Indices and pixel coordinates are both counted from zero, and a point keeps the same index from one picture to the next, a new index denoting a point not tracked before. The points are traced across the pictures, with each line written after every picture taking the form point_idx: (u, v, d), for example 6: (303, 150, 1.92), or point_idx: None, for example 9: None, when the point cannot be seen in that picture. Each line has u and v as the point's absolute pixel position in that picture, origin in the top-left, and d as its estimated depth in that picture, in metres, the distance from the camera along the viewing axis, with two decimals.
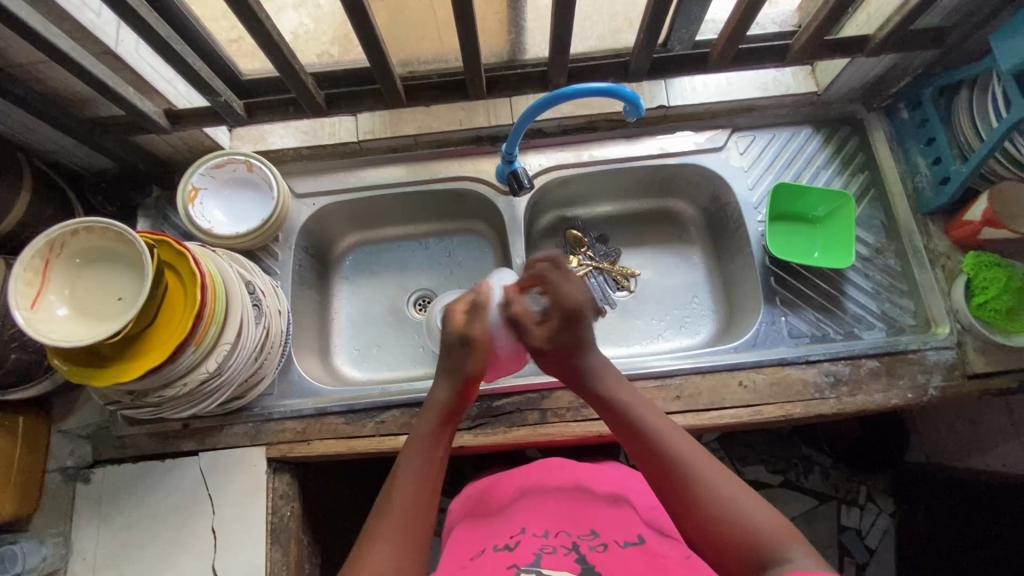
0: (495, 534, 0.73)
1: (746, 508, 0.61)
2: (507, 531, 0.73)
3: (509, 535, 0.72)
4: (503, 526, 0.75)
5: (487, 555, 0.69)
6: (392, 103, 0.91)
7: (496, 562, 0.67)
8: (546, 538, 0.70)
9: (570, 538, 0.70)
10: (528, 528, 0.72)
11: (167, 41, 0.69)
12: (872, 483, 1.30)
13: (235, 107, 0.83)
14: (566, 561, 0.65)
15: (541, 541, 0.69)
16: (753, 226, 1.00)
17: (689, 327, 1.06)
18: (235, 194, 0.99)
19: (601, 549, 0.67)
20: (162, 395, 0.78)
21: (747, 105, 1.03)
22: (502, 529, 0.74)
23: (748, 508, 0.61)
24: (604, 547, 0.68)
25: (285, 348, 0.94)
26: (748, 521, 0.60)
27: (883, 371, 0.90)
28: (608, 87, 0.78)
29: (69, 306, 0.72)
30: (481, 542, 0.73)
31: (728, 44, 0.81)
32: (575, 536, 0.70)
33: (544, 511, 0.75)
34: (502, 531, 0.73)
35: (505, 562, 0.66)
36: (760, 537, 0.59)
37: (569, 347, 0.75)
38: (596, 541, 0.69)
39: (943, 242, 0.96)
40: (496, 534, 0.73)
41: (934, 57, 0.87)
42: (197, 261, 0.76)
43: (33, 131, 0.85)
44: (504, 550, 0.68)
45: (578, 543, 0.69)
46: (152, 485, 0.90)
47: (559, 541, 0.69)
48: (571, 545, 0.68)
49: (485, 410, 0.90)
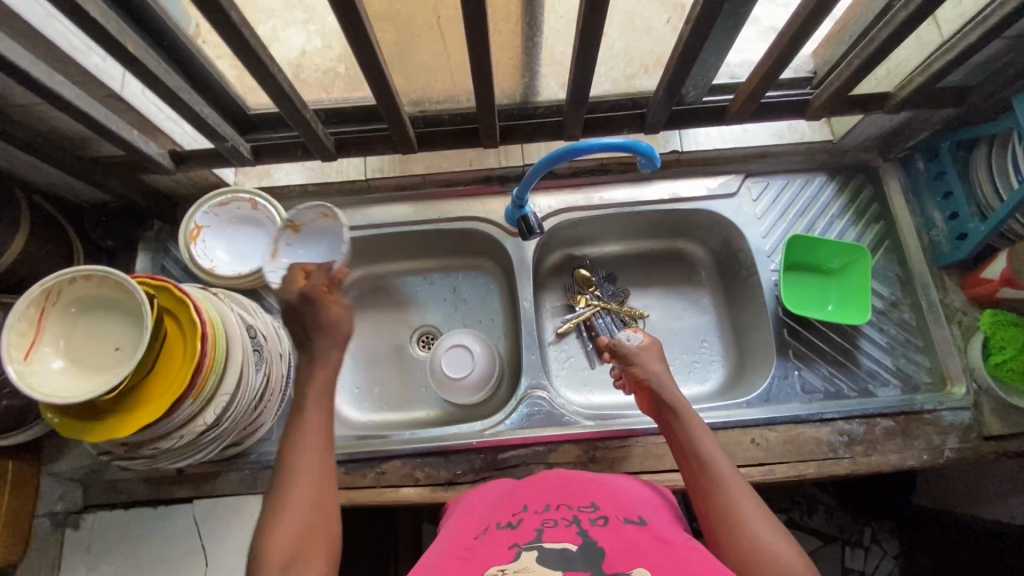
0: (497, 513, 0.67)
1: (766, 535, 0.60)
2: (507, 509, 0.66)
3: (510, 512, 0.65)
4: (504, 504, 0.68)
5: (488, 534, 0.62)
6: (403, 149, 0.89)
7: (493, 542, 0.60)
8: (545, 513, 0.63)
9: (571, 511, 0.64)
10: (528, 505, 0.66)
11: (174, 92, 0.67)
12: (876, 526, 1.24)
13: (241, 150, 0.81)
14: (567, 534, 0.59)
15: (542, 515, 0.63)
16: (766, 275, 0.98)
17: (698, 373, 1.04)
18: (238, 232, 0.96)
19: (602, 523, 0.61)
20: (157, 448, 0.75)
21: (761, 152, 1.02)
22: (502, 508, 0.67)
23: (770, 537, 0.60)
24: (605, 522, 0.61)
25: (285, 392, 0.91)
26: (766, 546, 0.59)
27: (897, 432, 0.88)
28: (624, 142, 0.77)
29: (64, 357, 0.69)
30: (482, 521, 0.66)
31: (749, 99, 0.80)
32: (575, 509, 0.64)
33: (544, 488, 0.69)
34: (504, 509, 0.67)
35: (506, 541, 0.59)
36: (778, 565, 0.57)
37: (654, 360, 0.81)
38: (597, 514, 0.63)
39: (960, 297, 0.94)
40: (497, 513, 0.67)
41: (954, 114, 0.86)
42: (197, 308, 0.74)
43: (33, 168, 0.83)
44: (507, 528, 0.62)
45: (579, 516, 0.62)
46: (144, 533, 0.87)
47: (559, 514, 0.63)
48: (572, 518, 0.62)
49: (489, 462, 0.88)
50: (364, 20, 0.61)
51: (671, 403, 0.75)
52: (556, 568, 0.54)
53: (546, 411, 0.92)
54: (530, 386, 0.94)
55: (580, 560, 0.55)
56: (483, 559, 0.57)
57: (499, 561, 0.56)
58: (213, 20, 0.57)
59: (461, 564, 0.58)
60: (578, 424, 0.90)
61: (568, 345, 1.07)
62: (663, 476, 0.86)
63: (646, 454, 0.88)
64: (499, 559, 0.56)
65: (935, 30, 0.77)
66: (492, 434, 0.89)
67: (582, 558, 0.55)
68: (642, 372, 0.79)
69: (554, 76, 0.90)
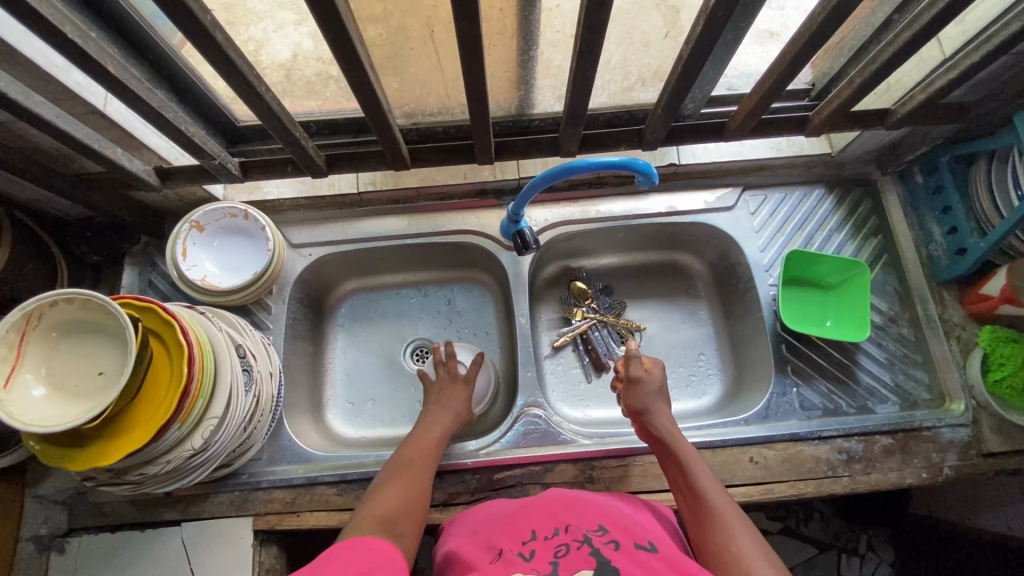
0: (505, 532, 0.65)
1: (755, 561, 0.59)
2: (517, 529, 0.64)
3: (521, 534, 0.63)
4: (511, 524, 0.66)
5: (502, 555, 0.60)
6: (396, 165, 0.87)
7: (511, 564, 0.58)
8: (556, 538, 0.61)
9: (581, 533, 0.62)
10: (538, 526, 0.64)
11: (159, 111, 0.65)
12: (872, 532, 1.22)
13: (230, 167, 0.79)
14: (582, 561, 0.57)
15: (554, 540, 0.61)
16: (764, 289, 0.97)
17: (696, 387, 1.02)
18: (226, 244, 0.94)
19: (614, 547, 0.59)
20: (143, 473, 0.73)
21: (759, 165, 1.00)
22: (510, 528, 0.65)
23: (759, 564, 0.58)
24: (617, 544, 0.60)
25: (274, 413, 0.89)
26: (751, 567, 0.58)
27: (897, 449, 0.87)
28: (621, 160, 0.75)
29: (46, 383, 0.67)
30: (494, 540, 0.64)
31: (748, 117, 0.79)
32: (584, 530, 0.62)
33: (549, 508, 0.67)
34: (513, 529, 0.65)
35: (522, 564, 0.58)
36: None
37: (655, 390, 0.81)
38: (608, 536, 0.61)
39: (958, 312, 0.94)
40: (507, 531, 0.65)
41: (954, 130, 0.85)
42: (183, 329, 0.71)
43: (15, 185, 0.81)
44: (520, 552, 0.60)
45: (589, 538, 0.61)
46: (131, 557, 0.86)
47: (570, 537, 0.61)
48: (583, 541, 0.60)
49: (485, 483, 0.87)
50: (355, 40, 0.59)
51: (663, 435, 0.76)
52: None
53: (542, 430, 0.90)
54: (526, 404, 0.92)
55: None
56: None
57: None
58: (200, 42, 0.56)
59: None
60: (575, 443, 0.89)
61: (564, 359, 1.05)
62: (661, 495, 0.85)
63: (643, 473, 0.87)
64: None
65: (937, 47, 0.77)
66: (487, 454, 0.88)
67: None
68: (635, 401, 0.80)
69: (550, 89, 0.88)
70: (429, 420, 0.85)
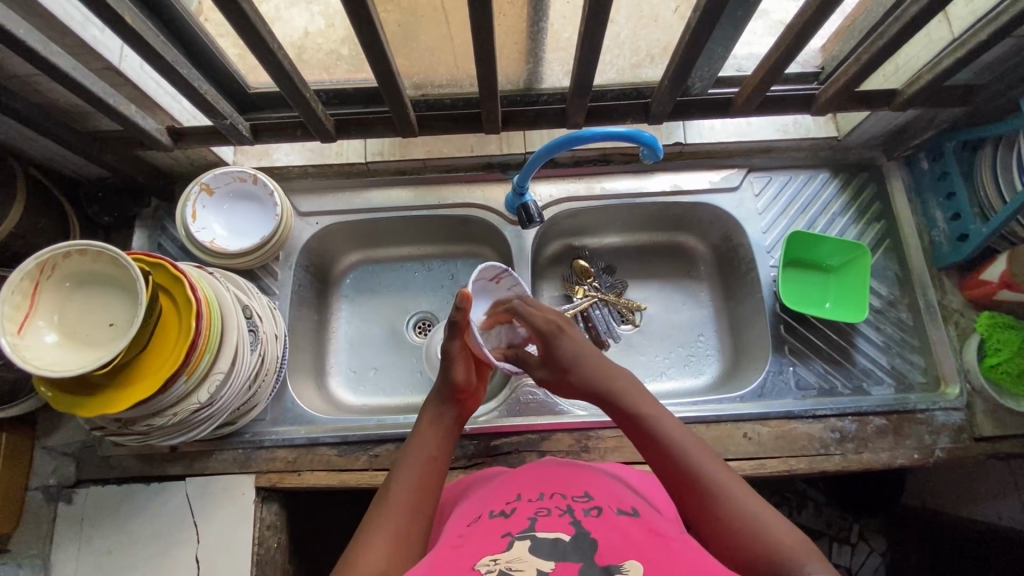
0: (490, 499, 0.62)
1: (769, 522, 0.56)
2: (501, 497, 0.62)
3: (504, 501, 0.60)
4: (498, 491, 0.63)
5: (480, 523, 0.57)
6: (404, 133, 0.88)
7: (486, 530, 0.55)
8: (538, 501, 0.59)
9: (565, 500, 0.59)
10: (523, 493, 0.61)
11: (173, 66, 0.67)
12: (865, 522, 1.18)
13: (240, 129, 0.81)
14: (560, 523, 0.54)
15: (535, 504, 0.58)
16: (765, 270, 0.98)
17: (693, 366, 1.04)
18: (235, 208, 0.95)
19: (595, 514, 0.56)
20: (151, 424, 0.74)
21: (765, 147, 1.01)
22: (494, 496, 0.62)
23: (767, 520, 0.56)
24: (599, 512, 0.56)
25: (279, 374, 0.91)
26: (768, 535, 0.55)
27: (889, 430, 0.88)
28: (627, 131, 0.77)
29: (58, 331, 0.69)
30: (475, 509, 0.61)
31: (755, 92, 0.80)
32: (569, 498, 0.59)
33: (536, 477, 0.64)
34: (497, 496, 0.62)
35: (498, 529, 0.55)
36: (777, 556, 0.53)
37: (564, 364, 0.74)
38: (591, 504, 0.58)
39: (958, 298, 0.94)
40: (489, 501, 0.62)
41: (960, 113, 0.86)
42: (192, 285, 0.73)
43: (31, 141, 0.82)
44: (498, 517, 0.57)
45: (572, 506, 0.58)
46: (136, 510, 0.88)
47: (553, 503, 0.58)
48: (565, 508, 0.57)
49: (482, 449, 0.88)
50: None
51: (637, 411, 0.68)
52: (548, 559, 0.50)
53: (539, 400, 0.92)
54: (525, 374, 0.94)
55: (574, 550, 0.50)
56: (473, 550, 0.52)
57: (491, 549, 0.52)
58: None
59: (449, 552, 0.53)
60: (572, 414, 0.91)
61: None
62: None
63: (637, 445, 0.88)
64: (491, 548, 0.52)
65: (946, 27, 0.77)
66: (486, 421, 0.90)
67: (576, 550, 0.50)
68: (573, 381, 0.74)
69: (559, 63, 0.88)
70: (409, 455, 0.68)
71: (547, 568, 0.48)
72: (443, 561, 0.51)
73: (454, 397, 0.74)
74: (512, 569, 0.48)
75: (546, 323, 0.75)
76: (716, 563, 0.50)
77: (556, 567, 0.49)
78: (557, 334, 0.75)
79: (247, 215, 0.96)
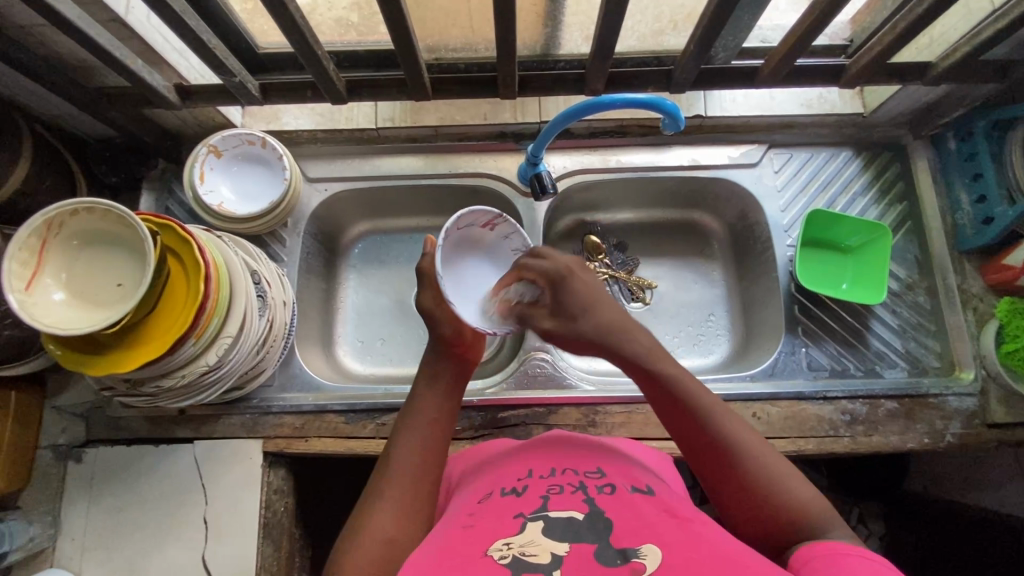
0: (499, 475, 0.62)
1: (793, 485, 0.57)
2: (512, 473, 0.61)
3: (516, 477, 0.60)
4: (508, 467, 0.63)
5: (491, 500, 0.57)
6: (418, 97, 0.86)
7: (496, 510, 0.54)
8: (550, 478, 0.58)
9: (577, 477, 0.58)
10: (535, 469, 0.61)
11: (181, 16, 0.65)
12: (863, 506, 1.17)
13: (250, 88, 0.79)
14: (573, 502, 0.54)
15: (548, 481, 0.58)
16: (782, 249, 0.96)
17: (703, 346, 1.02)
18: (244, 171, 0.94)
19: (609, 492, 0.55)
20: (161, 386, 0.74)
21: (787, 122, 0.98)
22: (504, 472, 0.62)
23: (796, 483, 0.57)
24: (613, 491, 0.56)
25: (287, 340, 0.90)
26: (796, 499, 0.56)
27: (900, 414, 0.87)
28: (648, 98, 0.75)
29: (66, 290, 0.68)
30: (487, 484, 0.61)
31: (781, 62, 0.77)
32: (580, 475, 0.59)
33: (546, 452, 0.64)
34: (508, 473, 0.61)
35: (510, 508, 0.54)
36: (807, 517, 0.55)
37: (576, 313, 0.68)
38: (604, 482, 0.57)
39: (977, 283, 0.92)
40: (501, 476, 0.61)
41: (993, 89, 0.83)
42: (201, 248, 0.71)
43: (37, 97, 0.81)
44: (510, 495, 0.56)
45: (585, 483, 0.57)
46: (145, 470, 0.89)
47: (565, 480, 0.58)
48: (578, 485, 0.57)
49: (489, 421, 0.88)
50: None
51: (659, 370, 0.63)
52: (561, 541, 0.49)
53: (548, 373, 0.92)
54: (533, 347, 0.93)
55: (588, 532, 0.50)
56: (487, 529, 0.52)
57: (504, 532, 0.51)
58: None
59: (463, 531, 0.52)
60: (582, 389, 0.90)
61: None
62: (660, 443, 0.86)
63: (645, 421, 0.88)
64: (504, 530, 0.51)
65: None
66: (494, 394, 0.89)
67: (591, 531, 0.50)
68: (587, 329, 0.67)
69: (579, 27, 0.85)
70: (412, 419, 0.67)
71: (562, 551, 0.48)
72: (457, 542, 0.51)
73: (450, 352, 0.72)
74: (526, 553, 0.48)
75: (553, 267, 0.68)
76: (734, 545, 0.49)
77: (570, 549, 0.48)
78: (566, 276, 0.68)
79: (257, 181, 0.94)
